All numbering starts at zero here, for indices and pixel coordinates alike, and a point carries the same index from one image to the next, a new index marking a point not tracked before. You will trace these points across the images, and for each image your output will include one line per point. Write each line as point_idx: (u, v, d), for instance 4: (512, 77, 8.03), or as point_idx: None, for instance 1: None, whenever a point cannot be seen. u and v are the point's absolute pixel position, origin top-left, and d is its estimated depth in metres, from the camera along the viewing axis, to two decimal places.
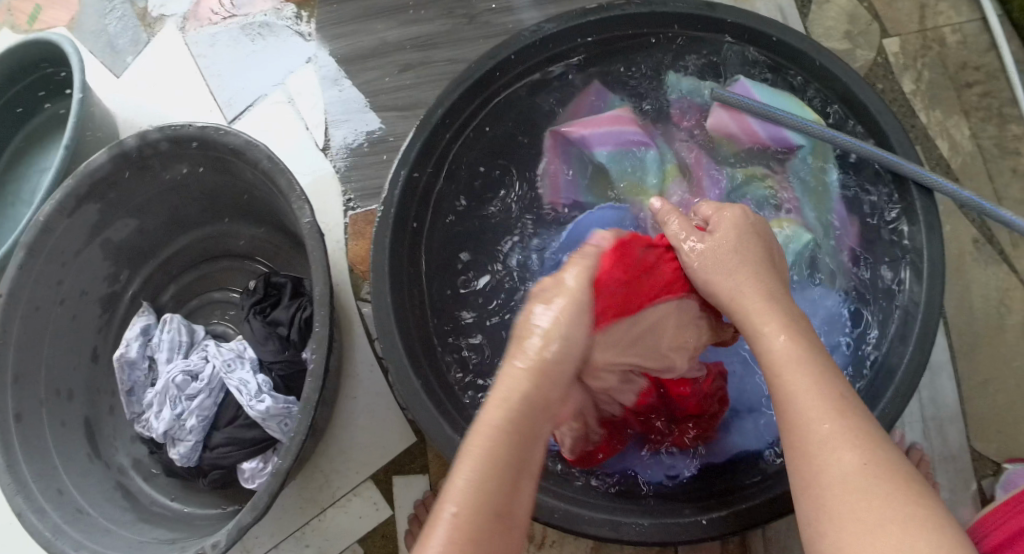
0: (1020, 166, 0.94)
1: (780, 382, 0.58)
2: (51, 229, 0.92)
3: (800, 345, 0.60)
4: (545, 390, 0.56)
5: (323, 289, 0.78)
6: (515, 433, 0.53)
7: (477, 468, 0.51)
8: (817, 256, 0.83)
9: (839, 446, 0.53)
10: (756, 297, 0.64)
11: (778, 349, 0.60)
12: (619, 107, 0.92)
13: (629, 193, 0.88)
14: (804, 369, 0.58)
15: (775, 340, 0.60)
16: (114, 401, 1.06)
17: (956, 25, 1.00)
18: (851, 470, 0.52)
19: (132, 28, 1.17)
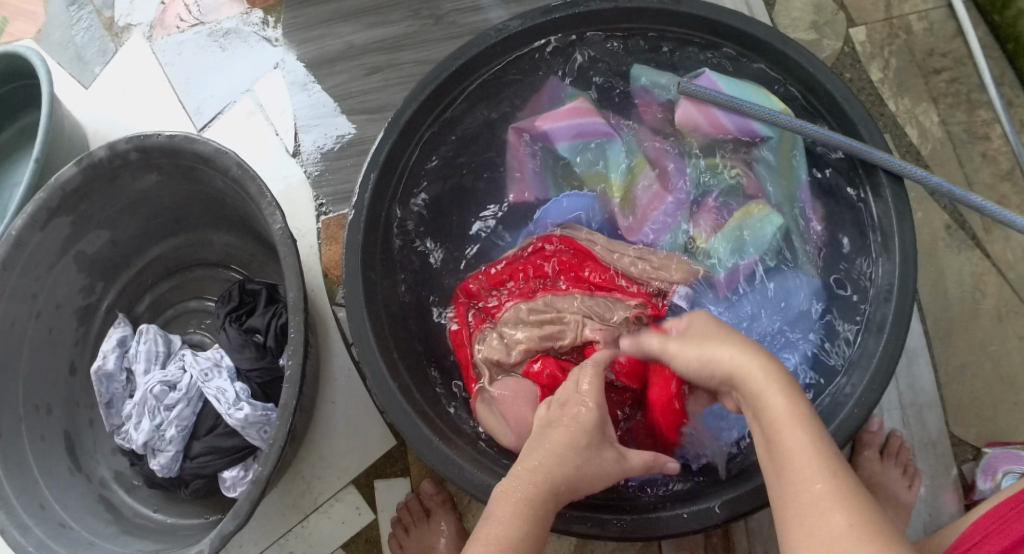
0: (990, 151, 0.95)
1: (778, 442, 0.58)
2: (24, 243, 0.96)
3: (791, 406, 0.60)
4: (587, 442, 0.66)
5: (298, 295, 0.77)
6: (541, 497, 0.62)
7: (523, 512, 0.60)
8: (785, 244, 0.87)
9: (828, 508, 0.54)
10: (748, 357, 0.64)
11: (780, 410, 0.60)
12: (575, 98, 0.94)
13: (592, 183, 0.92)
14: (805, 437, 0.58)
15: (776, 400, 0.60)
16: (93, 414, 1.09)
17: (922, 12, 1.01)
18: (838, 532, 0.53)
19: (99, 38, 1.21)
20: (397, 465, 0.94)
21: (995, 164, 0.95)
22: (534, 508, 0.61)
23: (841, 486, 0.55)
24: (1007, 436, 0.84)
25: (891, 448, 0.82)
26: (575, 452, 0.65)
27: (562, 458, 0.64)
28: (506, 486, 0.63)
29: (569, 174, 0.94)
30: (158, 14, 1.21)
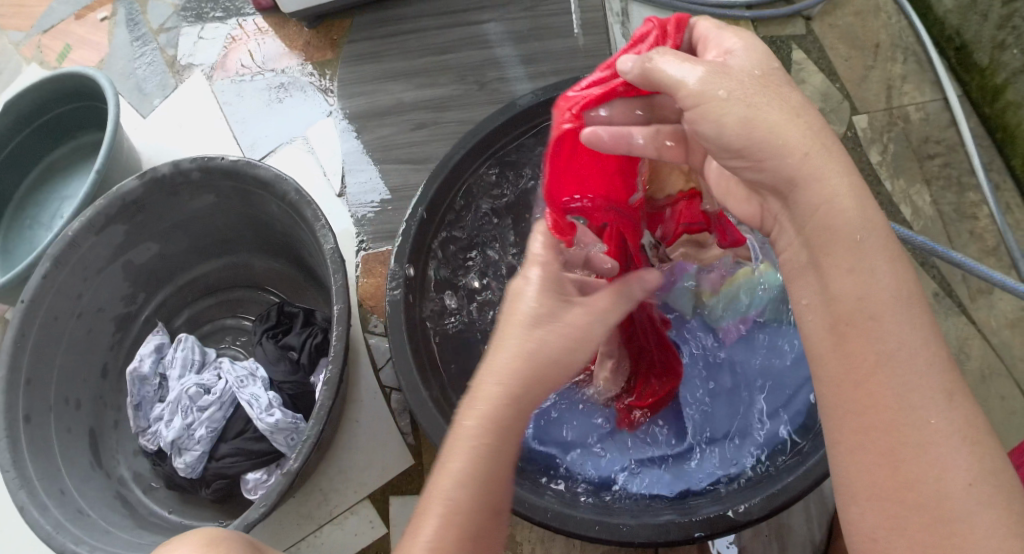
0: (977, 230, 1.04)
1: (851, 287, 0.52)
2: (79, 244, 1.02)
3: (869, 256, 0.52)
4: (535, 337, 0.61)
5: (343, 308, 0.86)
6: (500, 424, 0.58)
7: (464, 464, 0.57)
8: (789, 297, 0.92)
9: (925, 405, 0.50)
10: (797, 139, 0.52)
11: (864, 243, 0.52)
12: None
13: None
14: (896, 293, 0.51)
15: (847, 206, 0.52)
16: (118, 415, 1.14)
17: (919, 104, 1.12)
18: (936, 432, 0.50)
19: (162, 73, 1.33)
20: (413, 483, 0.96)
21: (982, 242, 1.03)
22: (482, 454, 0.57)
23: (925, 353, 0.51)
24: None
25: None
26: (536, 347, 0.60)
27: (502, 392, 0.58)
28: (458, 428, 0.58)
29: None
30: (220, 57, 1.32)
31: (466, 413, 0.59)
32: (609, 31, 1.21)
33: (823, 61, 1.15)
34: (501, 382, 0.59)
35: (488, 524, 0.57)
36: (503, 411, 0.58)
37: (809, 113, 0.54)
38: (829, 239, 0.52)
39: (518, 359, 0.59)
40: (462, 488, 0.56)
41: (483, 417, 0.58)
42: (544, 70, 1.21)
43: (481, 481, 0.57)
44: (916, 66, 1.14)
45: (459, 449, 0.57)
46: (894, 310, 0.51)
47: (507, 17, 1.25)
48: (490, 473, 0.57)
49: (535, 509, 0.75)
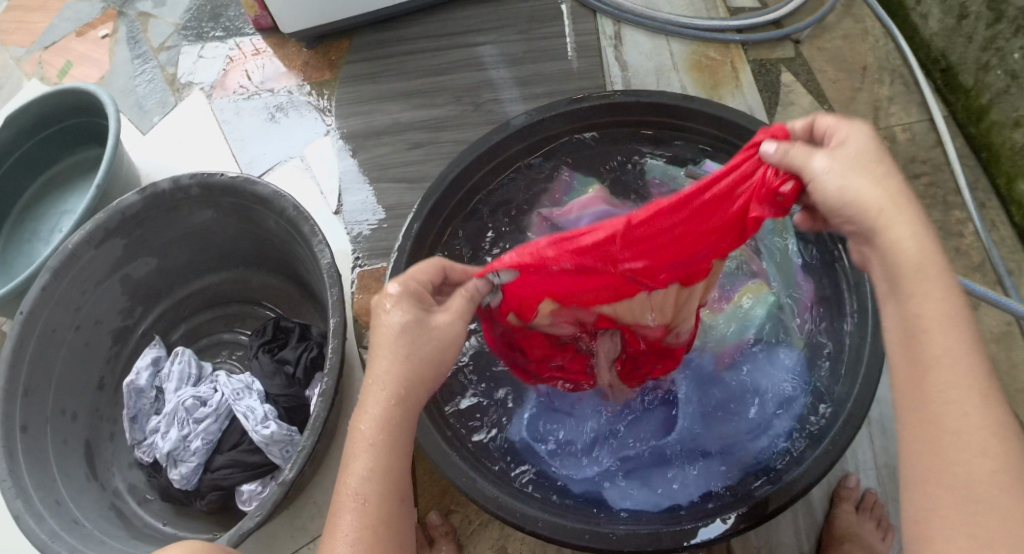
0: (963, 247, 1.06)
1: (913, 311, 0.56)
2: (78, 256, 1.04)
3: (923, 286, 0.55)
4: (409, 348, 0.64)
5: (339, 321, 0.87)
6: (388, 415, 0.63)
7: (366, 461, 0.62)
8: (782, 315, 0.93)
9: (973, 430, 0.52)
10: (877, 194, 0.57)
11: (926, 281, 0.56)
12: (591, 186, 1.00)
13: None
14: (963, 325, 0.55)
15: (922, 263, 0.56)
16: (114, 428, 1.15)
17: (906, 125, 1.14)
18: (979, 458, 0.52)
19: (162, 91, 1.35)
20: None
21: (968, 258, 1.05)
22: (375, 447, 0.62)
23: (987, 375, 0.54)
24: None
25: (866, 503, 0.89)
26: (408, 361, 0.64)
27: (391, 391, 0.63)
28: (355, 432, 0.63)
29: None
30: (220, 76, 1.34)
31: (360, 416, 0.64)
32: (602, 54, 1.23)
33: (812, 83, 1.17)
34: (383, 386, 0.63)
35: (401, 502, 0.62)
36: (396, 405, 0.63)
37: (875, 168, 0.58)
38: (891, 265, 0.57)
39: (403, 361, 0.64)
40: (366, 478, 0.62)
41: (375, 419, 0.63)
42: (538, 92, 1.23)
43: (385, 472, 0.62)
44: (903, 88, 1.17)
45: (359, 447, 0.62)
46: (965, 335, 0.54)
47: (502, 40, 1.28)
48: (393, 460, 0.62)
49: (525, 518, 0.76)
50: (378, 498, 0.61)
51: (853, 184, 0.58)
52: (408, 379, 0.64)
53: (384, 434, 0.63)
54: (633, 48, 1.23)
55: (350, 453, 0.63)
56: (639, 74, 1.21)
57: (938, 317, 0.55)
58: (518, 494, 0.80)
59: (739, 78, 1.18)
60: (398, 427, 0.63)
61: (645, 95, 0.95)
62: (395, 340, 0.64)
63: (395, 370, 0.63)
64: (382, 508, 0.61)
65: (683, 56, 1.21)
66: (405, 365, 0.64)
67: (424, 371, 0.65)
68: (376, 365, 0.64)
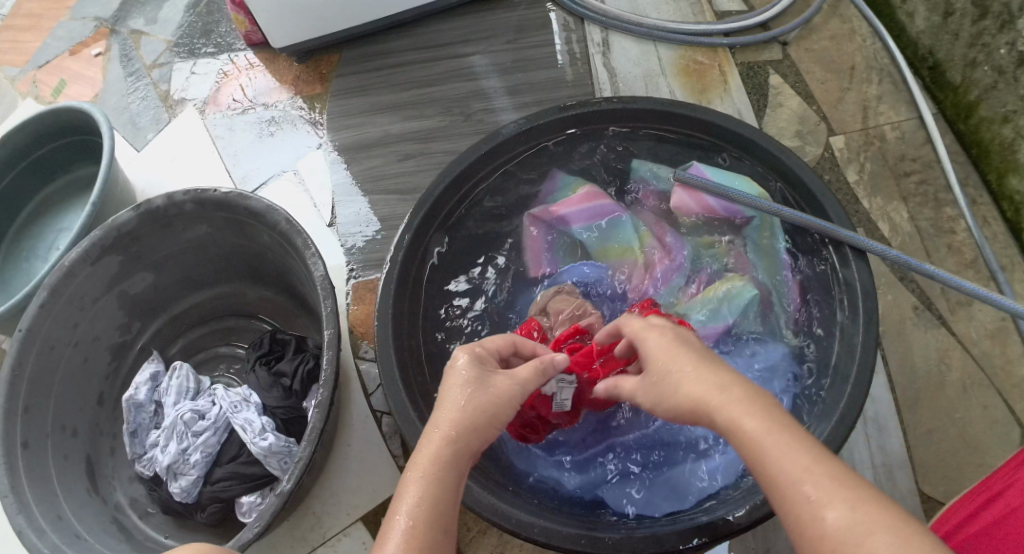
0: (954, 244, 1.06)
1: (761, 467, 0.57)
2: (74, 274, 1.04)
3: (744, 415, 0.60)
4: (474, 398, 0.69)
5: (334, 333, 0.88)
6: (451, 451, 0.65)
7: (418, 486, 0.62)
8: (766, 309, 0.93)
9: (843, 512, 0.53)
10: (694, 373, 0.65)
11: (755, 433, 0.58)
12: (581, 185, 1.01)
13: (603, 257, 0.98)
14: (799, 452, 0.57)
15: (748, 424, 0.59)
16: (114, 443, 1.15)
17: (895, 123, 1.15)
18: (863, 542, 0.51)
19: (155, 108, 1.36)
20: None
21: (960, 255, 1.05)
22: (435, 473, 0.63)
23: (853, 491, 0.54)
24: None
25: None
26: (470, 411, 0.68)
27: (459, 427, 0.66)
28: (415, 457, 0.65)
29: (582, 251, 1.00)
30: (212, 91, 1.35)
31: (421, 446, 0.66)
32: (591, 60, 1.24)
33: (800, 85, 1.18)
34: (441, 431, 0.66)
35: (443, 531, 0.61)
36: (462, 443, 0.66)
37: (680, 358, 0.68)
38: (733, 436, 0.60)
39: (471, 405, 0.68)
40: (417, 494, 0.62)
41: (432, 454, 0.65)
42: (528, 100, 1.23)
43: (440, 499, 0.62)
44: (891, 87, 1.18)
45: (417, 471, 0.63)
46: (808, 466, 0.56)
47: (492, 49, 1.28)
48: (445, 489, 0.63)
49: (522, 524, 0.77)
50: (427, 521, 0.60)
51: (687, 386, 0.65)
52: (472, 422, 0.67)
53: (447, 464, 0.64)
54: (622, 54, 1.24)
55: (403, 478, 0.64)
56: (628, 81, 1.22)
57: (792, 465, 0.56)
58: (514, 501, 0.80)
59: (727, 81, 1.19)
60: (457, 463, 0.65)
61: (633, 100, 0.95)
62: (466, 385, 0.70)
63: (463, 413, 0.68)
64: (431, 531, 0.60)
65: (671, 62, 1.22)
66: (473, 408, 0.68)
67: (484, 420, 0.68)
68: (438, 412, 0.68)
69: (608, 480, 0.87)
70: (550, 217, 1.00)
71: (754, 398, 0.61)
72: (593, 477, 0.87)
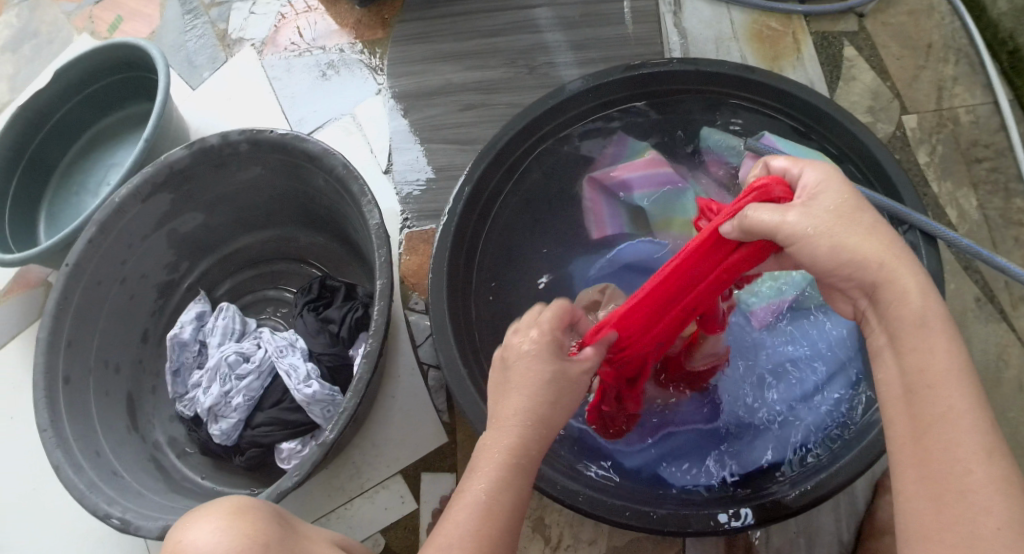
0: (1023, 237, 1.02)
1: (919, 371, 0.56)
2: (125, 210, 1.05)
3: (929, 335, 0.57)
4: (552, 389, 0.63)
5: (386, 283, 0.87)
6: (528, 445, 0.62)
7: (485, 485, 0.60)
8: None
9: (964, 442, 0.53)
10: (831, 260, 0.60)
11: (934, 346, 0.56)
12: (646, 151, 1.00)
13: (665, 226, 0.97)
14: (965, 386, 0.55)
15: (930, 339, 0.57)
16: (156, 383, 1.17)
17: (970, 107, 1.10)
18: (971, 472, 0.52)
19: (212, 48, 1.35)
20: (445, 461, 0.97)
21: None
22: (503, 471, 0.61)
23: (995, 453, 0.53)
24: None
25: None
26: (547, 409, 0.63)
27: (524, 416, 0.62)
28: (484, 446, 0.63)
29: (643, 218, 0.99)
30: (270, 33, 1.34)
31: (496, 430, 0.63)
32: (661, 19, 1.21)
33: (874, 59, 1.14)
34: (522, 422, 0.62)
35: (509, 536, 0.60)
36: (531, 429, 0.62)
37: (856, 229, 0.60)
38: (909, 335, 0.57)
39: (541, 392, 0.63)
40: (485, 491, 0.60)
41: (503, 447, 0.62)
42: (593, 57, 1.21)
43: (509, 495, 0.61)
44: (969, 68, 1.13)
45: (486, 465, 0.61)
46: (972, 415, 0.54)
47: (557, 4, 1.25)
48: (511, 488, 0.61)
49: (567, 492, 0.76)
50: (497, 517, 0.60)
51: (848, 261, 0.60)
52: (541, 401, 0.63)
53: (516, 460, 0.61)
54: (692, 15, 1.21)
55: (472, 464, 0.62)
56: (698, 44, 1.18)
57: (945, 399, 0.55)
58: (561, 467, 0.80)
59: (800, 50, 1.15)
60: (525, 450, 0.62)
61: (706, 64, 0.93)
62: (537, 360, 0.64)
63: (537, 399, 0.63)
64: (500, 529, 0.59)
65: (744, 26, 1.18)
66: (542, 393, 0.63)
67: (555, 398, 0.64)
68: (511, 394, 0.64)
69: (660, 455, 0.86)
70: (610, 181, 0.99)
71: (941, 319, 0.57)
72: (644, 451, 0.86)
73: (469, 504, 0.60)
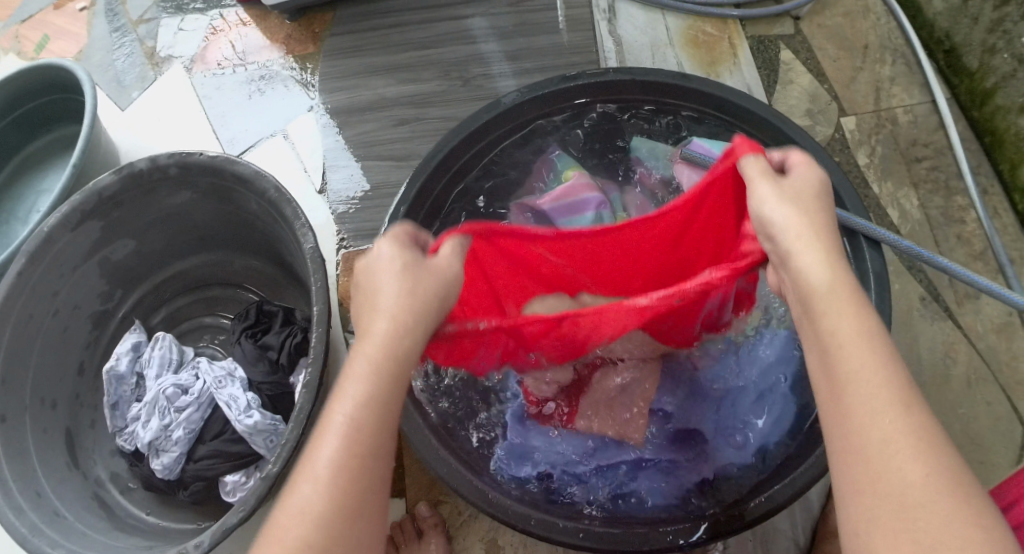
0: (964, 234, 1.03)
1: (842, 389, 0.54)
2: (54, 240, 1.00)
3: (877, 349, 0.54)
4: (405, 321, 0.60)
5: (322, 309, 0.84)
6: (378, 393, 0.58)
7: (362, 385, 0.58)
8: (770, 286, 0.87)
9: (900, 453, 0.51)
10: (847, 300, 0.56)
11: (845, 338, 0.55)
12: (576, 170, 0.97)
13: None
14: (870, 351, 0.54)
15: (850, 350, 0.55)
16: (96, 415, 1.12)
17: (907, 106, 1.11)
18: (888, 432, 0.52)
19: (140, 66, 1.32)
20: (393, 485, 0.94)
21: (969, 246, 1.02)
22: (365, 388, 0.58)
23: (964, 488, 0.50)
24: None
25: None
26: (406, 347, 0.60)
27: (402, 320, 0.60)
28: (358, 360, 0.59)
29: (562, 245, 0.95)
30: (200, 49, 1.31)
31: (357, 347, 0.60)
32: (595, 27, 1.20)
33: (811, 62, 1.14)
34: (358, 401, 0.58)
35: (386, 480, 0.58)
36: (399, 347, 0.60)
37: (828, 233, 0.60)
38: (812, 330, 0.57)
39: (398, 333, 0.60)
40: (367, 378, 0.58)
41: (366, 389, 0.58)
42: (529, 67, 1.20)
43: (378, 408, 0.58)
44: (905, 68, 1.14)
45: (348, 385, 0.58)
46: (891, 407, 0.52)
47: (492, 12, 1.24)
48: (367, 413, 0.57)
49: (517, 515, 0.71)
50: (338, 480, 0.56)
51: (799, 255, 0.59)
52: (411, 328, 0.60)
53: (375, 379, 0.58)
54: (627, 21, 1.20)
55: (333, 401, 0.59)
56: (634, 51, 1.18)
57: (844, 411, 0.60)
58: (500, 484, 0.75)
59: (737, 53, 1.15)
60: (385, 406, 0.58)
61: (642, 73, 0.92)
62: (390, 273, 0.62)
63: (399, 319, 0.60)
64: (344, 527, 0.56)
65: (679, 31, 1.18)
66: (400, 322, 0.60)
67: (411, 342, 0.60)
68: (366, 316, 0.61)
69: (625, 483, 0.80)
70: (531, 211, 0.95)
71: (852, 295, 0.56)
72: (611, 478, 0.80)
73: (337, 418, 0.57)
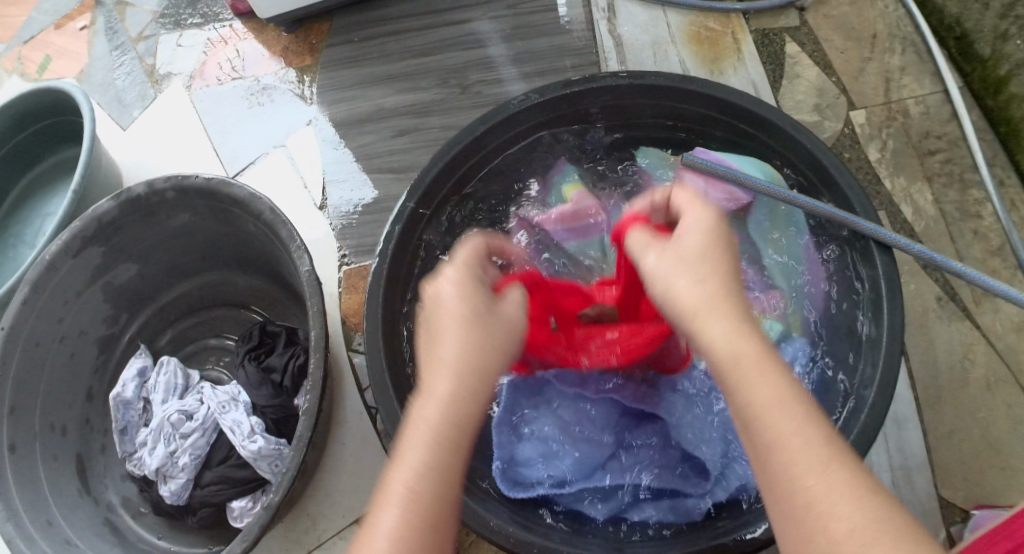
0: (981, 229, 0.99)
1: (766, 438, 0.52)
2: (56, 268, 0.99)
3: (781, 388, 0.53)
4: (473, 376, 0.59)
5: (320, 334, 0.84)
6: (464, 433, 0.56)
7: (422, 451, 0.55)
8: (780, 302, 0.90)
9: (825, 500, 0.49)
10: (734, 342, 0.55)
11: (763, 403, 0.52)
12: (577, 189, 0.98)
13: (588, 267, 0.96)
14: (790, 406, 0.52)
15: (758, 380, 0.53)
16: (106, 439, 1.12)
17: (919, 97, 1.07)
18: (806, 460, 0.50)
19: (141, 84, 1.31)
20: None
21: (986, 241, 0.99)
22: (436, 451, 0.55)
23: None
24: (988, 498, 0.88)
25: None
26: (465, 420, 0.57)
27: (461, 366, 0.59)
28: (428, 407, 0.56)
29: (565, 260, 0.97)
30: (199, 65, 1.30)
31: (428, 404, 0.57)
32: (595, 27, 1.18)
33: (818, 54, 1.11)
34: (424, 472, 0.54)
35: None
36: (457, 414, 0.57)
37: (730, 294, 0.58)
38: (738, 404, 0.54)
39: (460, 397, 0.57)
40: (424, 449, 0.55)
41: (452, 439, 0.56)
42: (530, 71, 1.18)
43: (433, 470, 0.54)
44: (915, 57, 1.10)
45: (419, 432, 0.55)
46: (797, 428, 0.51)
47: (491, 16, 1.22)
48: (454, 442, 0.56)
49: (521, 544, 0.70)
50: None
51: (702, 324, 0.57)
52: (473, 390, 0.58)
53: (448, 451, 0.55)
54: (628, 20, 1.17)
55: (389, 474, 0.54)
56: (635, 50, 1.15)
57: None
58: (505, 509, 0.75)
59: (741, 49, 1.12)
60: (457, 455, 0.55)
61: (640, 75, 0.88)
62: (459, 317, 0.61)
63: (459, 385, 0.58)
64: None
65: (681, 29, 1.15)
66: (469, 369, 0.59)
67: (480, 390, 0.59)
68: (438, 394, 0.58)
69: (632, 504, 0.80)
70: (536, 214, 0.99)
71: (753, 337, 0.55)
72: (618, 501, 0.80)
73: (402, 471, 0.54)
